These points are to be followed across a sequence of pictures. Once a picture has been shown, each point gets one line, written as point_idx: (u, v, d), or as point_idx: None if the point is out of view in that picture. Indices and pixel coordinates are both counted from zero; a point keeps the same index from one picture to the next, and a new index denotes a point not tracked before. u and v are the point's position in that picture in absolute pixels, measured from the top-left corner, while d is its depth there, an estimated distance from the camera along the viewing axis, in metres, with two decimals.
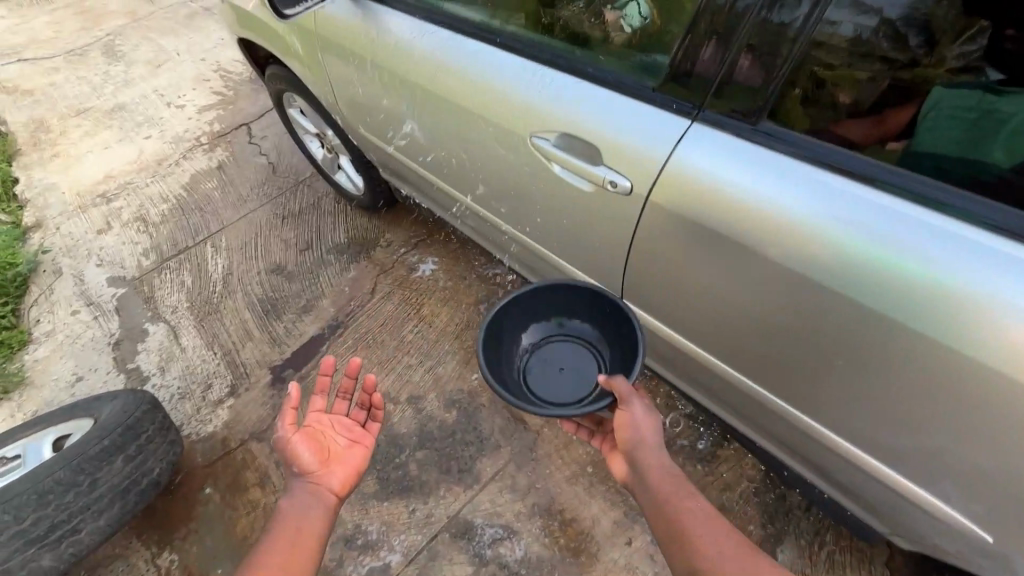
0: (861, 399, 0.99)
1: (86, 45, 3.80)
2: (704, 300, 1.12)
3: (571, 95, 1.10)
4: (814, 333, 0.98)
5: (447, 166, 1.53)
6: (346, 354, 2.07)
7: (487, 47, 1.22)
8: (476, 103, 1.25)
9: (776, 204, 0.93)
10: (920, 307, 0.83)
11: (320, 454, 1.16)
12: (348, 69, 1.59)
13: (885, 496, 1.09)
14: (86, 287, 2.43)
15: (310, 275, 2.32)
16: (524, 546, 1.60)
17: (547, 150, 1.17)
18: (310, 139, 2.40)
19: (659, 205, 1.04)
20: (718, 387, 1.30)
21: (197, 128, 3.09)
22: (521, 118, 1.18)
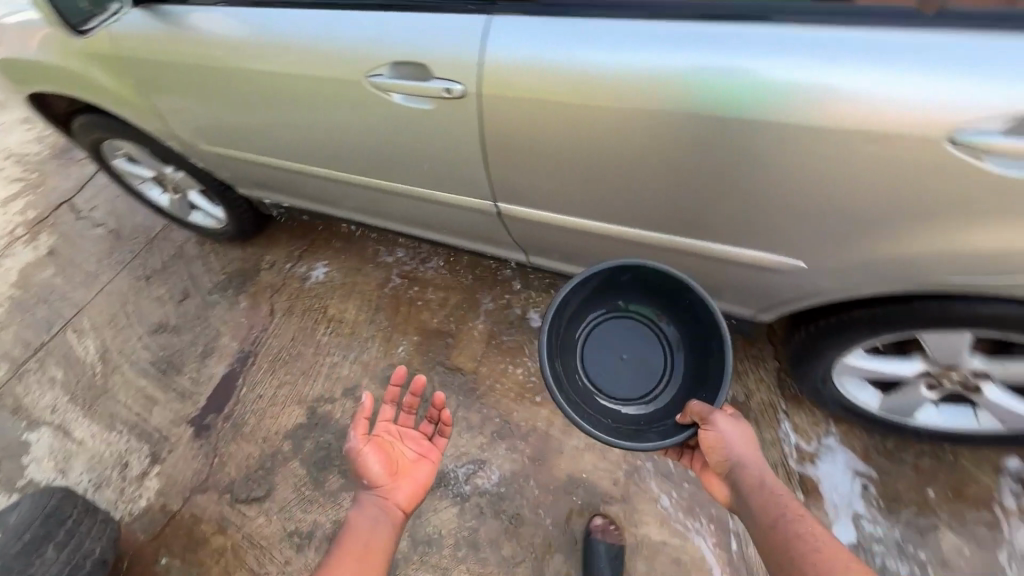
0: (709, 203, 1.14)
1: None
2: (568, 173, 1.22)
3: (385, 27, 1.19)
4: (656, 163, 1.11)
5: (301, 149, 1.57)
6: (266, 379, 2.02)
7: (297, 11, 1.28)
8: (308, 66, 1.30)
9: (582, 58, 1.05)
10: (721, 103, 0.98)
11: (386, 468, 1.32)
12: (169, 81, 1.55)
13: (753, 281, 1.28)
14: None
15: (199, 321, 2.21)
16: (497, 469, 1.71)
17: (385, 84, 1.24)
18: (148, 187, 2.27)
19: (494, 96, 1.13)
20: (608, 255, 1.44)
21: (7, 221, 2.74)
22: (350, 65, 1.25)
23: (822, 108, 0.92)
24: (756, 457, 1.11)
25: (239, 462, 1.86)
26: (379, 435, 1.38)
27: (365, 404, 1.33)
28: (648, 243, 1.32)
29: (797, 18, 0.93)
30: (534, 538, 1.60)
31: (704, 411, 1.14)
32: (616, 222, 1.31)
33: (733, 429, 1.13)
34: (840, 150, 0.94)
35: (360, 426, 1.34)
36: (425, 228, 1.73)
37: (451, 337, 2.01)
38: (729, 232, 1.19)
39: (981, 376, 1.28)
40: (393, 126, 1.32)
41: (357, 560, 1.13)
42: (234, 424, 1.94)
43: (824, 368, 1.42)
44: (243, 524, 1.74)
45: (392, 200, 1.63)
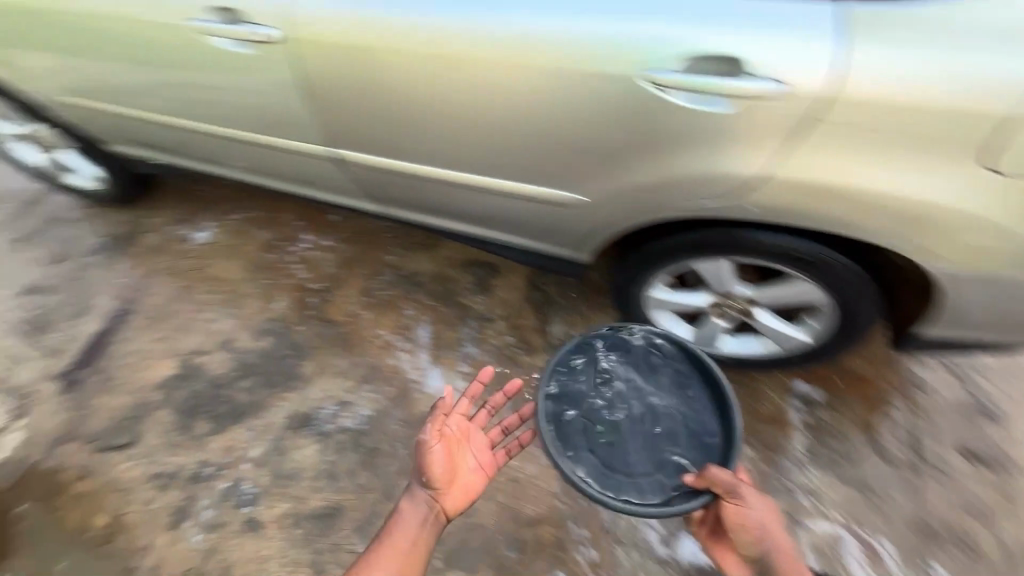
0: (494, 146, 1.33)
1: None
2: (378, 122, 1.40)
3: None
4: (447, 93, 1.26)
5: (178, 103, 1.69)
6: (143, 334, 2.05)
7: None
8: (161, 11, 1.41)
9: (361, 12, 1.21)
10: (476, 31, 1.15)
11: (446, 472, 1.26)
12: (39, 33, 1.66)
13: (547, 214, 1.46)
14: None
15: (77, 283, 2.21)
16: (360, 409, 1.84)
17: (208, 28, 1.37)
18: (18, 145, 2.24)
19: (304, 40, 1.28)
20: (434, 203, 1.61)
21: None
22: (178, 11, 1.39)
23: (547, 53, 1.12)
24: (779, 526, 1.22)
25: (106, 412, 1.88)
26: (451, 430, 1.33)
27: (444, 398, 1.29)
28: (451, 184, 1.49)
29: None
30: (387, 467, 1.73)
31: (728, 482, 1.23)
32: (448, 168, 1.45)
33: (758, 502, 1.23)
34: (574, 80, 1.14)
35: (435, 419, 1.29)
36: (302, 188, 1.87)
37: (326, 292, 2.12)
38: (572, 170, 1.30)
39: (752, 303, 1.52)
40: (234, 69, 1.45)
41: (404, 554, 1.18)
42: (104, 375, 1.96)
43: (638, 301, 1.66)
44: (106, 469, 1.77)
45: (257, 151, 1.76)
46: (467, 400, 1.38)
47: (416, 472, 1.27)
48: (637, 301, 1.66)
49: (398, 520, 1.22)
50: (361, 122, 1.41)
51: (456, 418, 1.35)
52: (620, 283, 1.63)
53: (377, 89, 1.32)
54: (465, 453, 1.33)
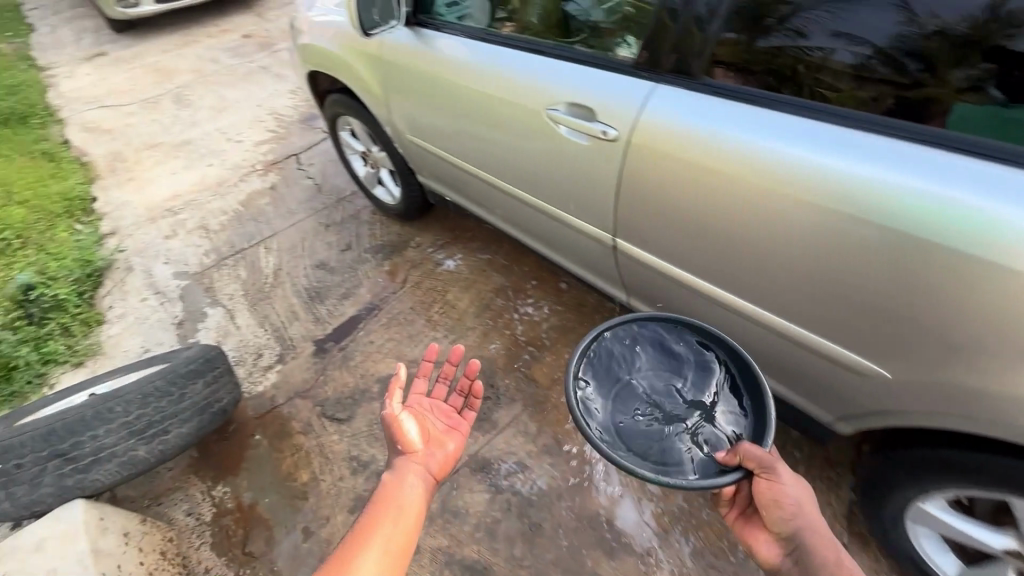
0: (788, 285, 1.33)
1: (157, 95, 4.52)
2: (672, 229, 1.49)
3: (566, 76, 1.57)
4: (759, 225, 1.31)
5: (489, 164, 1.97)
6: (381, 330, 2.38)
7: (519, 53, 1.69)
8: (511, 93, 1.70)
9: (707, 138, 1.32)
10: (819, 181, 1.18)
11: (423, 436, 1.41)
12: (397, 82, 2.09)
13: (817, 368, 1.40)
14: (155, 280, 2.82)
15: (351, 270, 2.69)
16: (535, 478, 1.83)
17: (557, 118, 1.60)
18: (355, 158, 2.86)
19: (643, 146, 1.42)
20: (679, 305, 1.67)
21: (253, 157, 3.63)
22: (538, 98, 1.63)
23: (896, 221, 1.10)
24: (817, 511, 1.14)
25: (336, 386, 2.20)
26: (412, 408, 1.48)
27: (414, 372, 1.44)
28: (720, 301, 1.52)
29: (896, 135, 1.13)
30: (545, 552, 1.67)
31: (758, 455, 1.15)
32: (710, 281, 1.52)
33: (792, 480, 1.16)
34: (917, 257, 1.09)
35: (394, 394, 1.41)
36: (553, 253, 2.06)
37: (536, 351, 2.21)
38: (864, 335, 1.25)
39: None
40: (557, 150, 1.65)
41: (402, 510, 1.23)
42: (344, 353, 2.31)
43: (903, 508, 1.38)
44: (321, 433, 2.05)
45: (532, 215, 1.97)
46: (416, 379, 1.52)
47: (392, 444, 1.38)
48: (901, 508, 1.38)
49: (386, 485, 1.27)
50: (655, 223, 1.52)
51: (411, 396, 1.53)
52: (885, 480, 1.39)
53: (686, 201, 1.42)
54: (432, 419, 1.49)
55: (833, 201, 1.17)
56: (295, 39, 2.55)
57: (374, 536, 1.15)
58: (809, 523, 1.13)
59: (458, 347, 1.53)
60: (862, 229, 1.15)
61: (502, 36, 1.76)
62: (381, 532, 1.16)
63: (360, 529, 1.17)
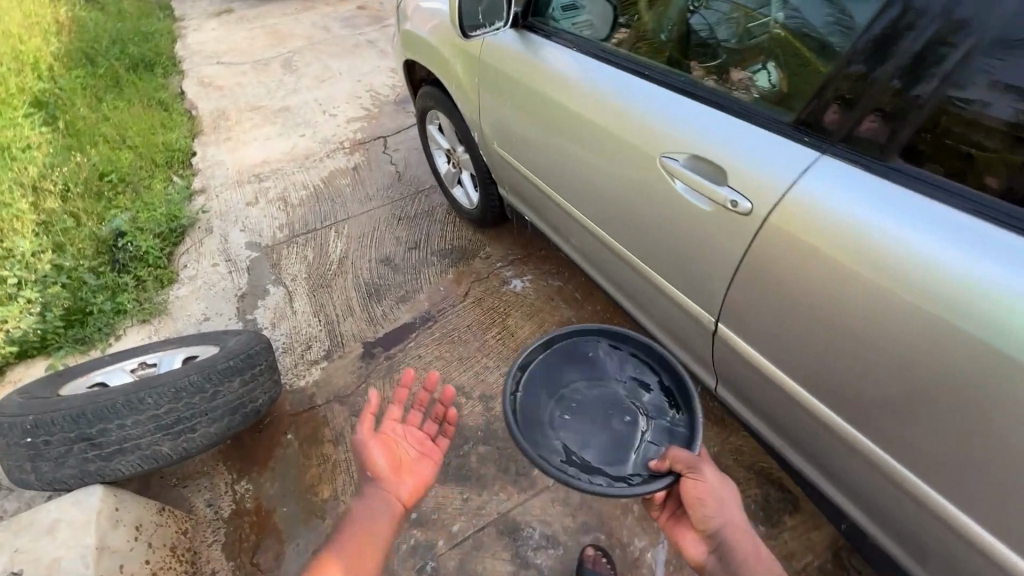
0: (922, 431, 1.05)
1: (269, 58, 4.64)
2: (777, 321, 1.23)
3: (691, 117, 1.32)
4: (898, 348, 1.03)
5: (580, 197, 1.73)
6: (432, 345, 2.23)
7: (636, 79, 1.45)
8: (603, 117, 1.50)
9: (852, 226, 1.06)
10: (1001, 317, 0.89)
11: (392, 464, 1.32)
12: (494, 87, 1.90)
13: (942, 541, 1.10)
14: (229, 247, 2.85)
15: (414, 272, 2.57)
16: (567, 560, 1.61)
17: (672, 168, 1.34)
18: (438, 154, 2.71)
19: (778, 225, 1.16)
20: (755, 396, 1.42)
21: (343, 134, 3.60)
22: (652, 138, 1.38)
23: None
24: (738, 505, 1.17)
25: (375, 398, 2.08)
26: (386, 431, 1.37)
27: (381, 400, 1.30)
28: (821, 422, 1.24)
29: None
30: None
31: (687, 458, 1.16)
32: (813, 393, 1.23)
33: (717, 480, 1.17)
34: None
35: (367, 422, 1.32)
36: (631, 305, 1.82)
37: None
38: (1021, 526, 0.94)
39: None
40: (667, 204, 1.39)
41: (362, 547, 1.19)
42: (391, 364, 2.19)
43: None
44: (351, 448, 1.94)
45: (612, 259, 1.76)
46: (391, 403, 1.39)
47: (361, 470, 1.32)
48: None
49: (349, 516, 1.23)
50: (758, 312, 1.27)
51: (386, 424, 1.40)
52: None
53: (804, 295, 1.15)
54: (405, 445, 1.38)
55: (971, 321, 0.92)
56: (398, 24, 2.41)
57: None
58: (731, 526, 1.15)
59: (436, 375, 1.37)
60: (1007, 370, 0.89)
61: (608, 51, 1.56)
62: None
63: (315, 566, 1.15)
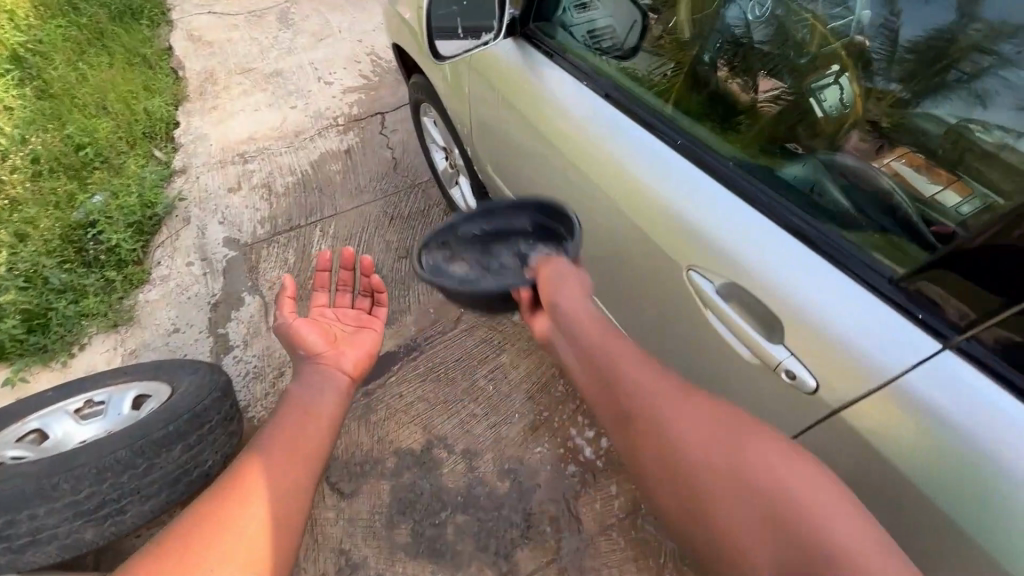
0: None
1: (265, 8, 4.18)
2: None
3: (727, 220, 1.01)
4: None
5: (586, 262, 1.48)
6: (415, 382, 1.99)
7: (661, 148, 1.14)
8: (592, 171, 1.25)
9: (919, 432, 0.78)
10: None
11: (325, 340, 1.42)
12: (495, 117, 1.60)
13: None
14: (205, 242, 2.60)
15: (402, 286, 2.29)
16: None
17: (698, 285, 1.07)
18: (435, 150, 2.36)
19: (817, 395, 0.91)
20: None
21: (338, 107, 3.23)
22: (673, 237, 1.10)
23: None
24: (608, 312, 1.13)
25: (349, 442, 1.87)
26: (316, 317, 1.52)
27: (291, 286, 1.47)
28: None
29: None
30: None
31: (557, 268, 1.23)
32: None
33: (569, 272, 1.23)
34: None
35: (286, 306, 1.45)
36: None
37: (590, 475, 1.73)
38: None
39: None
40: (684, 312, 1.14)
41: (305, 419, 1.23)
42: (368, 402, 1.95)
43: None
44: (318, 504, 1.75)
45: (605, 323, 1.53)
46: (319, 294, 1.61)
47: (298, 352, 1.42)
48: None
49: (289, 396, 1.30)
50: None
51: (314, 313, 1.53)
52: None
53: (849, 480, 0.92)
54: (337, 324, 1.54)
55: (978, 529, 0.75)
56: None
57: (267, 468, 1.11)
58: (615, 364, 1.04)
59: (349, 250, 1.60)
60: None
61: (613, 85, 1.26)
62: (277, 467, 1.11)
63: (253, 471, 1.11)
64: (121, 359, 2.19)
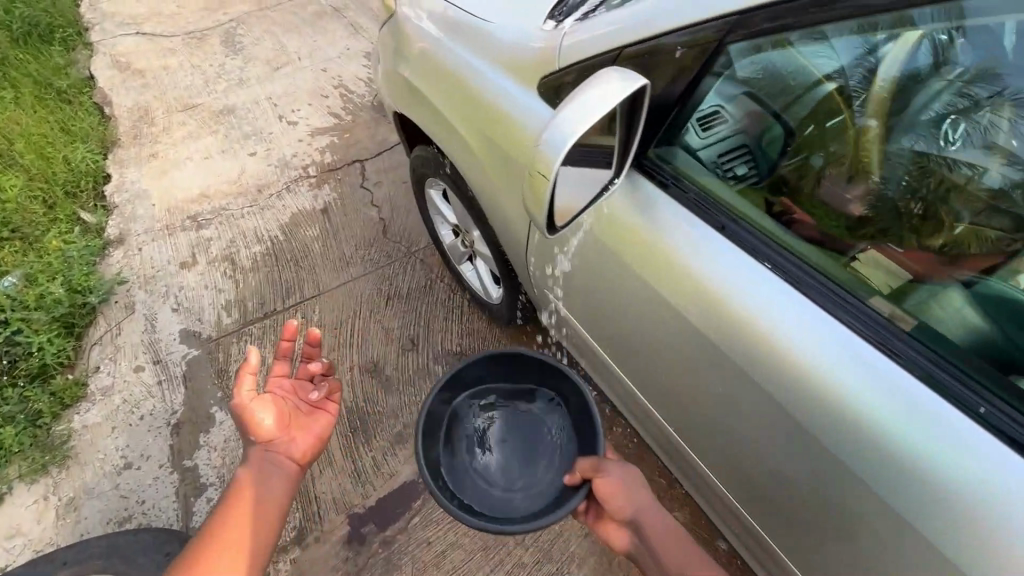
0: None
1: (206, 29, 3.62)
2: None
3: (987, 469, 0.73)
4: None
5: (699, 434, 1.16)
6: (443, 524, 1.64)
7: (851, 338, 0.85)
8: (691, 310, 1.01)
9: None
10: None
11: (279, 423, 1.16)
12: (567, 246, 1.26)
13: None
14: (157, 338, 2.12)
15: (413, 389, 1.92)
16: None
17: (946, 556, 0.78)
18: (440, 223, 2.00)
19: None
20: (759, 555, 1.25)
21: (307, 153, 2.78)
22: (892, 473, 0.82)
23: None
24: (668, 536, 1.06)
25: None
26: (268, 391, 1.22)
27: (250, 359, 1.11)
28: None
29: None
30: None
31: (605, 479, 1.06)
32: None
33: (622, 474, 1.07)
34: None
35: (246, 381, 1.14)
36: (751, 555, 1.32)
37: None
38: None
39: None
40: (894, 551, 0.86)
41: (249, 513, 1.04)
42: (389, 556, 1.60)
43: None
44: None
45: (622, 386, 1.38)
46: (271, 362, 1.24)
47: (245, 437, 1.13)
48: None
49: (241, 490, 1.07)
50: None
51: (271, 382, 1.24)
52: None
53: None
54: (290, 401, 1.22)
55: None
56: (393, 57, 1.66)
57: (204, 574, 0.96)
58: None
59: (310, 326, 1.22)
60: None
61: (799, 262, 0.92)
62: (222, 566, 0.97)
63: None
64: (58, 512, 1.72)
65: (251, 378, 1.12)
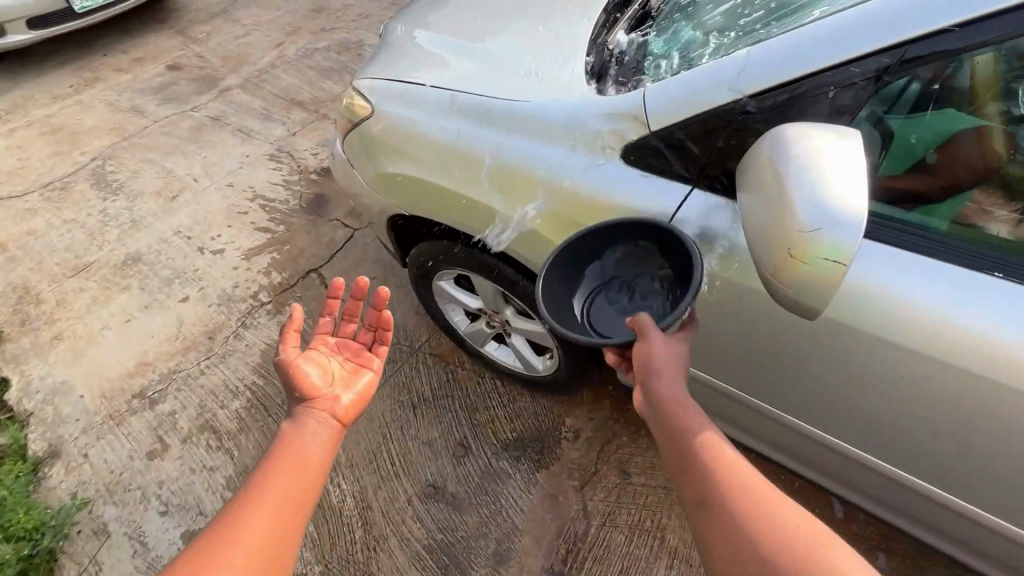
0: None
1: (66, 176, 3.12)
2: None
3: None
4: None
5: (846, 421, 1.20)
6: None
7: (988, 282, 0.93)
8: None
9: None
10: None
11: (322, 380, 1.02)
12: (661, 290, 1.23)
13: None
14: (156, 558, 1.72)
15: (488, 496, 1.72)
16: None
17: None
18: (453, 309, 1.84)
19: None
20: (899, 505, 1.31)
21: (249, 279, 2.47)
22: None
23: None
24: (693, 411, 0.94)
25: None
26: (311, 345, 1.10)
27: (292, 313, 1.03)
28: None
29: None
30: None
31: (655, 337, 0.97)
32: None
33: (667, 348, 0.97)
34: None
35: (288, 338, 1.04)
36: (907, 522, 1.35)
37: None
38: None
39: None
40: None
41: (288, 475, 0.88)
42: None
43: None
44: None
45: (702, 390, 1.43)
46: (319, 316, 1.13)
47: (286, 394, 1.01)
48: None
49: (283, 442, 0.93)
50: None
51: (314, 337, 1.12)
52: None
53: None
54: (334, 359, 1.09)
55: None
56: (381, 157, 1.50)
57: (241, 537, 0.81)
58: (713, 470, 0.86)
59: (365, 279, 1.11)
60: None
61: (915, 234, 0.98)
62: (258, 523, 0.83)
63: (230, 541, 0.81)
64: None
65: (294, 332, 1.03)
